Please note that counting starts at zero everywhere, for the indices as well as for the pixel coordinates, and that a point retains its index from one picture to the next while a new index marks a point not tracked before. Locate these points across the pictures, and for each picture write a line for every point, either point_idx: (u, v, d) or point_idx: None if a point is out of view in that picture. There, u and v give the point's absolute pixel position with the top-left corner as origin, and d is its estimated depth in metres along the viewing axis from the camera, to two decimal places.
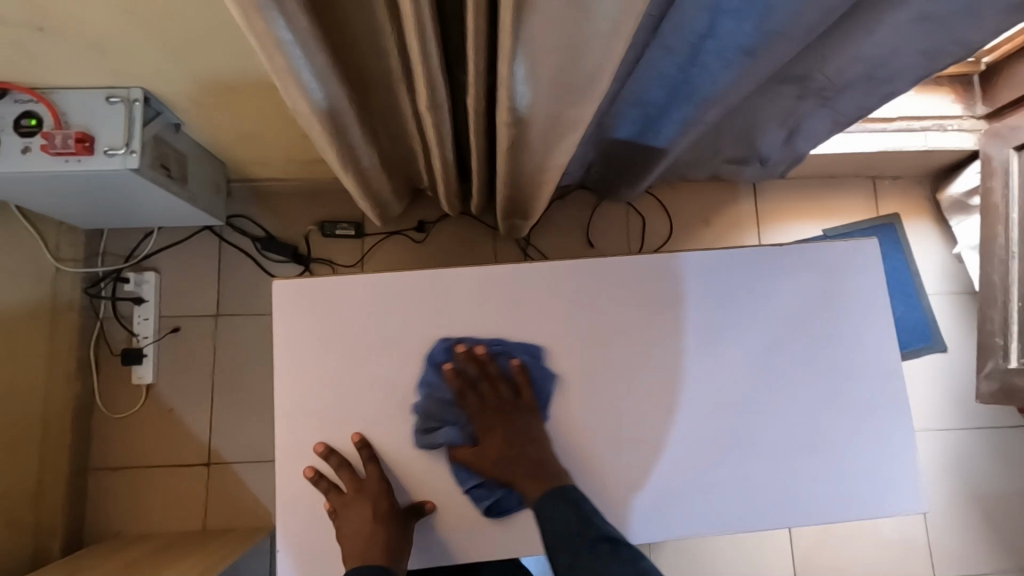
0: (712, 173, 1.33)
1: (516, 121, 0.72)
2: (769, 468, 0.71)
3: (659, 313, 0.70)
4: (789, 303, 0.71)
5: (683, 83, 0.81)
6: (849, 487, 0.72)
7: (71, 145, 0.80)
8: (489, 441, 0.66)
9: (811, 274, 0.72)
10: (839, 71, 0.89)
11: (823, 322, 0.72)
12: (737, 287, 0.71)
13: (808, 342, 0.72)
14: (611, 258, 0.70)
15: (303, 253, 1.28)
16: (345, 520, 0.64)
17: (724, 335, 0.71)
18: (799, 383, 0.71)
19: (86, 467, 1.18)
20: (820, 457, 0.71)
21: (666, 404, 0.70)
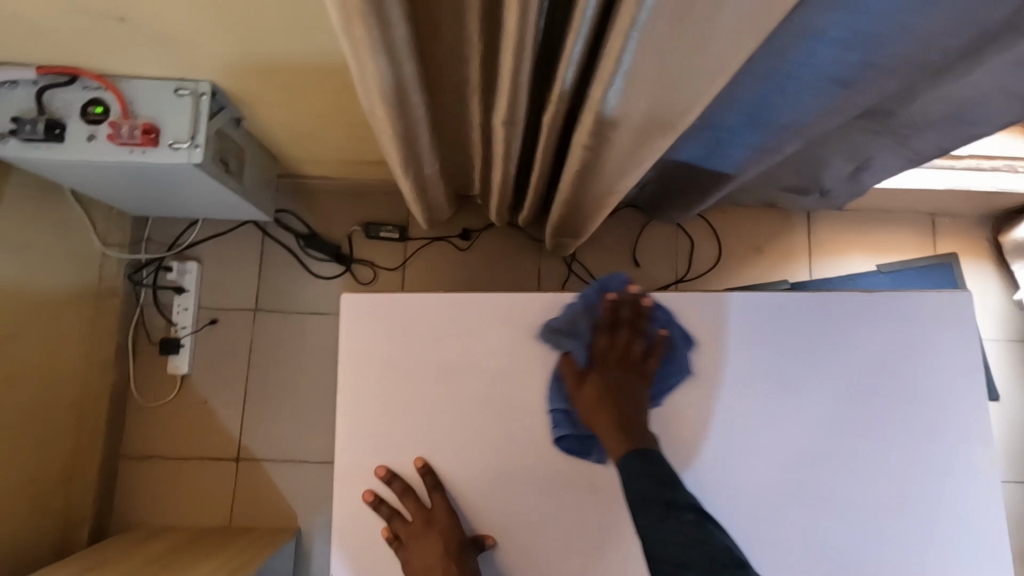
0: (767, 200, 1.29)
1: (594, 142, 0.69)
2: (838, 524, 0.67)
3: (731, 356, 0.68)
4: (868, 355, 0.69)
5: (767, 111, 0.79)
6: (922, 552, 0.67)
7: (137, 137, 0.79)
8: (595, 376, 0.64)
9: (894, 325, 0.69)
10: (924, 110, 0.85)
11: (905, 377, 0.68)
12: (813, 335, 0.69)
13: (888, 397, 0.68)
14: (686, 297, 0.68)
15: (345, 253, 1.27)
16: (410, 551, 0.63)
17: (798, 384, 0.68)
18: (876, 439, 0.68)
19: (117, 454, 1.18)
20: (897, 519, 0.68)
21: (734, 452, 0.67)
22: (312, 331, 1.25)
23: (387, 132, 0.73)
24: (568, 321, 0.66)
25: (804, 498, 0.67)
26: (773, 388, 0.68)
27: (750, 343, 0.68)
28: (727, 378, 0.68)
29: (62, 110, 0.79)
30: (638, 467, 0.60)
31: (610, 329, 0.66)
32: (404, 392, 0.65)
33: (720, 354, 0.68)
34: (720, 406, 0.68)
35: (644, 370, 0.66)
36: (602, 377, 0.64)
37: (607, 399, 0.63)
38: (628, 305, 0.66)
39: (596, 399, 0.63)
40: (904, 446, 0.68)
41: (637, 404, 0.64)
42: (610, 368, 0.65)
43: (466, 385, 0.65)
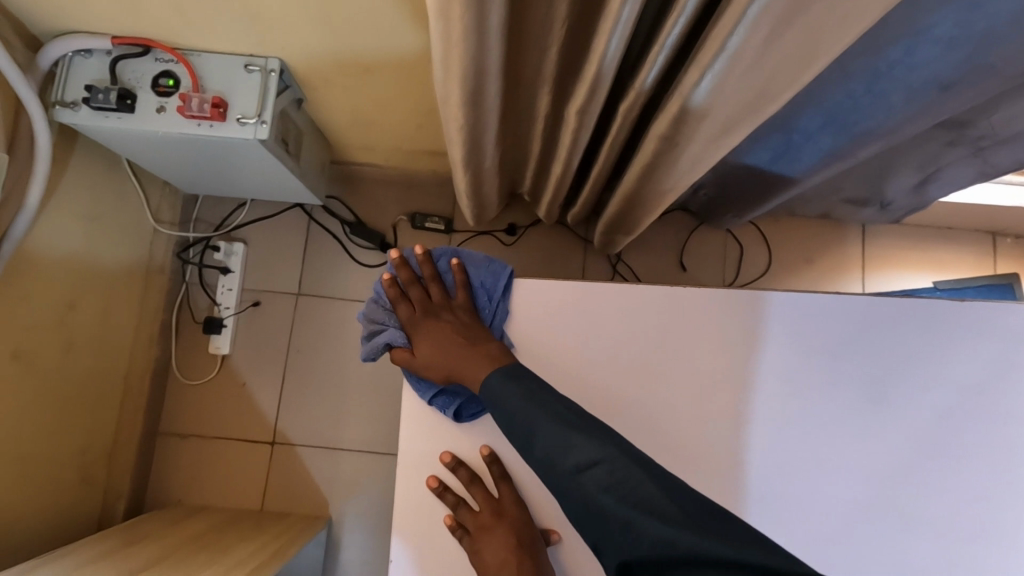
0: (823, 211, 1.26)
1: (673, 134, 0.68)
2: (917, 542, 0.65)
3: (812, 364, 0.66)
4: (960, 372, 0.65)
5: (849, 114, 0.77)
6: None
7: (206, 110, 0.78)
8: (422, 342, 0.65)
9: (992, 341, 0.65)
10: (1009, 121, 0.82)
11: (999, 395, 0.65)
12: (900, 346, 0.66)
13: (982, 416, 0.65)
14: (762, 298, 0.67)
15: (390, 242, 1.26)
16: (474, 545, 0.61)
17: (883, 397, 0.66)
18: (968, 460, 0.65)
19: (155, 431, 1.18)
20: (986, 544, 0.64)
21: (814, 463, 0.65)
22: (355, 318, 1.24)
23: (458, 118, 0.72)
24: (374, 318, 0.68)
25: (888, 515, 0.65)
26: (856, 400, 0.66)
27: (829, 349, 0.66)
28: (807, 386, 0.66)
29: (134, 81, 0.79)
30: (497, 382, 0.59)
31: (417, 286, 0.68)
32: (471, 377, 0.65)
33: (800, 360, 0.66)
34: (799, 415, 0.66)
35: (452, 308, 0.67)
36: (430, 330, 0.65)
37: (447, 343, 0.64)
38: (403, 266, 0.68)
39: (438, 348, 0.64)
40: (993, 467, 0.65)
41: (475, 331, 0.65)
42: (440, 315, 0.66)
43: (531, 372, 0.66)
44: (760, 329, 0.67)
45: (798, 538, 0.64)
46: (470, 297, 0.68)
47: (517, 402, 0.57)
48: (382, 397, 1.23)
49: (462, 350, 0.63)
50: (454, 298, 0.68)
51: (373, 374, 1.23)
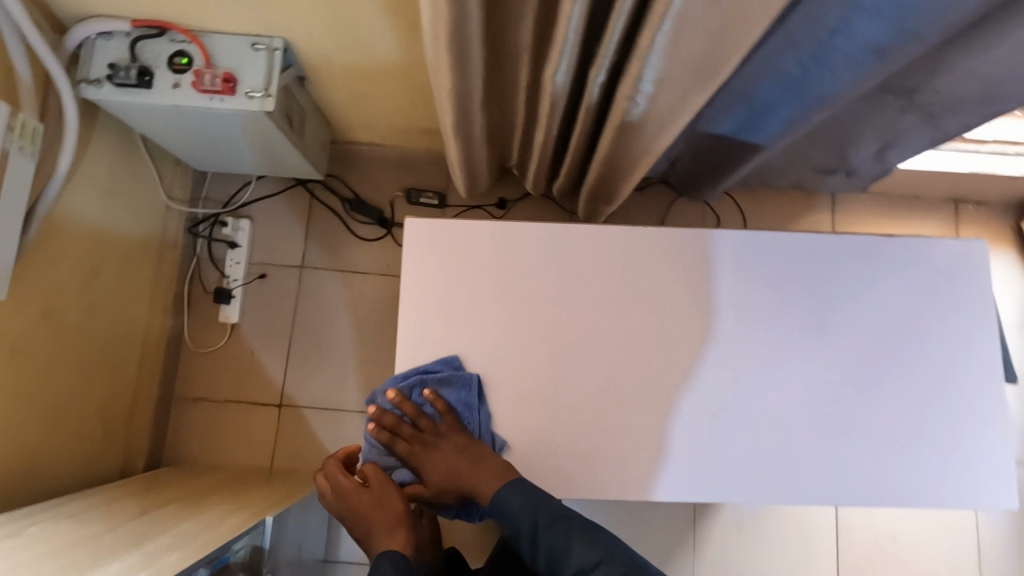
0: (795, 182, 1.34)
1: (637, 95, 0.76)
2: (845, 456, 0.69)
3: (763, 291, 0.70)
4: (894, 298, 0.70)
5: (800, 80, 0.84)
6: (928, 489, 0.69)
7: (218, 84, 0.86)
8: (427, 478, 0.66)
9: (920, 270, 0.70)
10: (951, 86, 0.90)
11: (926, 319, 0.70)
12: (843, 275, 0.70)
13: (912, 337, 0.70)
14: (722, 235, 0.71)
15: (388, 217, 1.34)
16: (354, 511, 0.67)
17: (829, 321, 0.70)
18: (898, 375, 0.70)
19: (170, 395, 1.26)
20: (911, 450, 0.69)
21: (763, 381, 0.70)
22: (356, 288, 1.33)
23: (445, 85, 0.80)
24: (375, 463, 0.70)
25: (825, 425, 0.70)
26: (803, 324, 0.70)
27: (769, 283, 0.70)
28: (760, 313, 0.70)
29: (152, 60, 0.87)
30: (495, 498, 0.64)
31: (399, 427, 0.68)
32: (456, 313, 0.70)
33: (757, 290, 0.70)
34: (752, 339, 0.70)
35: (442, 436, 0.67)
36: (427, 470, 0.67)
37: (449, 481, 0.66)
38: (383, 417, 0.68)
39: (445, 482, 0.66)
40: (916, 387, 0.70)
41: (470, 453, 0.66)
42: (435, 445, 0.67)
43: (506, 307, 0.70)
44: (706, 265, 0.71)
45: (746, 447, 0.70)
46: (456, 419, 0.68)
47: (521, 514, 0.62)
48: (382, 362, 1.31)
49: (466, 476, 0.65)
50: (440, 424, 0.68)
51: (373, 342, 1.32)
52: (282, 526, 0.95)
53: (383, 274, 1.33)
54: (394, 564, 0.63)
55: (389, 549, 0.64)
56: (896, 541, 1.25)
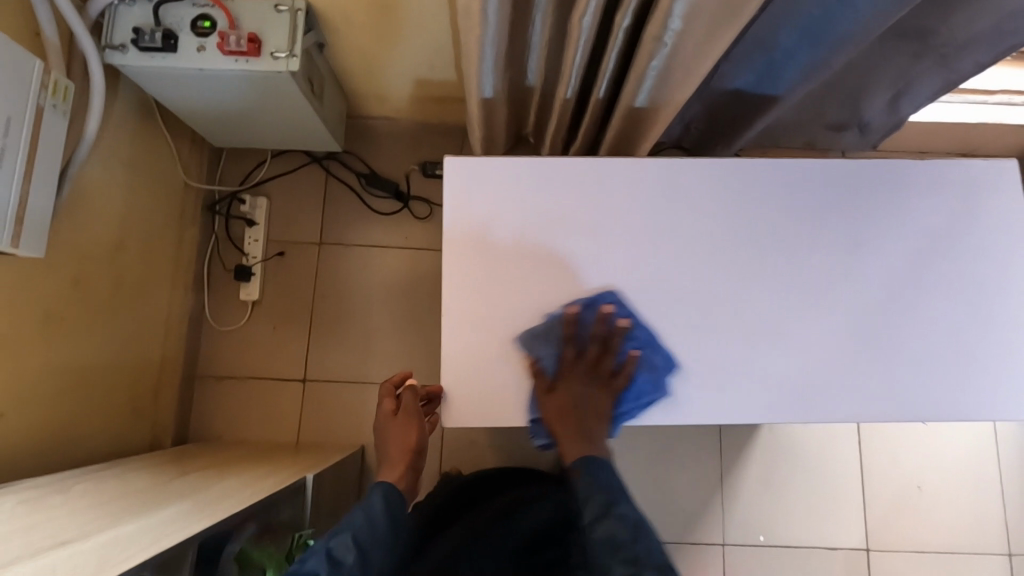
0: (807, 140, 1.35)
1: (665, 34, 0.76)
2: (884, 380, 0.69)
3: (801, 217, 0.70)
4: (929, 218, 0.70)
5: (821, 21, 0.85)
6: (969, 410, 0.69)
7: (243, 45, 0.86)
8: (565, 390, 0.66)
9: (953, 190, 0.70)
10: (966, 22, 0.91)
11: (961, 238, 0.70)
12: (879, 197, 0.70)
13: (948, 256, 0.70)
14: (764, 163, 0.70)
15: (404, 191, 1.34)
16: (380, 431, 0.72)
17: (867, 244, 0.70)
18: (939, 294, 0.70)
19: (193, 373, 1.26)
20: (953, 366, 0.70)
21: (805, 304, 0.69)
22: (375, 263, 1.33)
23: (473, 34, 0.80)
24: (548, 327, 0.67)
25: (868, 344, 0.69)
26: (841, 247, 0.70)
27: (804, 208, 0.70)
28: (802, 238, 0.70)
29: (175, 24, 0.87)
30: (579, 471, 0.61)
31: (601, 344, 0.67)
32: (497, 250, 0.68)
33: (800, 216, 0.70)
34: (796, 264, 0.69)
35: (608, 388, 0.66)
36: (578, 388, 0.66)
37: (570, 408, 0.65)
38: (599, 327, 0.67)
39: (563, 402, 0.65)
40: (952, 308, 0.70)
41: (595, 418, 0.65)
42: (569, 380, 0.66)
43: (546, 244, 0.69)
44: (740, 193, 0.70)
45: (794, 372, 0.69)
46: (619, 390, 0.67)
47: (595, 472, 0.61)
48: (404, 334, 1.31)
49: (581, 424, 0.65)
50: (614, 381, 0.67)
51: (394, 314, 1.32)
52: (320, 487, 0.95)
53: (401, 248, 1.34)
54: (384, 494, 0.65)
55: (383, 479, 0.67)
56: (921, 490, 1.26)
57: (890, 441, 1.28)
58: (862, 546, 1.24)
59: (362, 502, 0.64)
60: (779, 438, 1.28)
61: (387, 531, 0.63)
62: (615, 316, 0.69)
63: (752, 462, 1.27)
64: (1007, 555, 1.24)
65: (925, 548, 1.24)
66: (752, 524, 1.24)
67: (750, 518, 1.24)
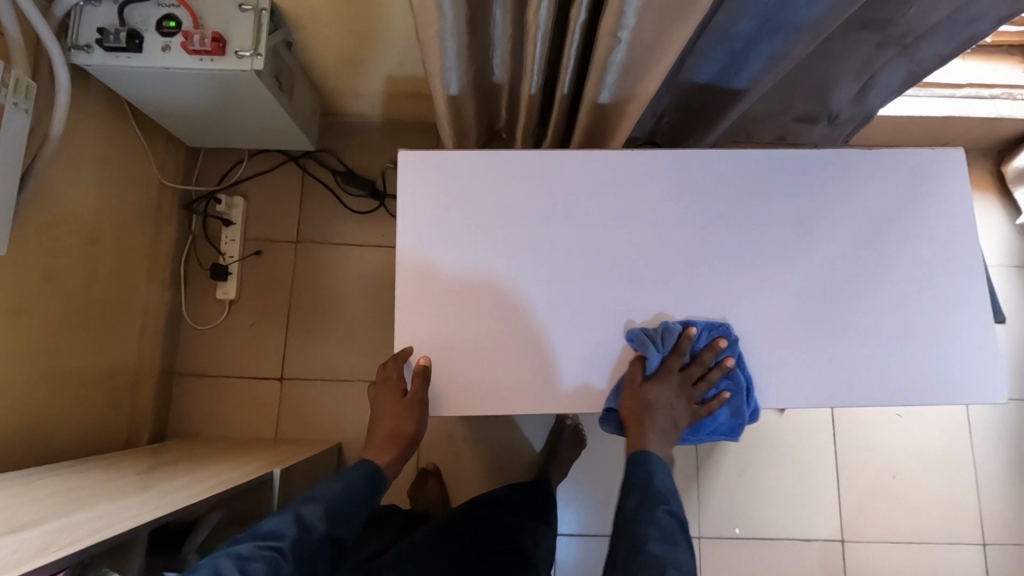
0: (779, 133, 1.36)
1: (619, 29, 0.77)
2: (838, 365, 0.70)
3: (750, 206, 0.71)
4: (878, 203, 0.71)
5: (776, 12, 0.86)
6: (922, 395, 0.70)
7: (207, 44, 0.87)
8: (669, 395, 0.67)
9: (901, 175, 0.71)
10: (924, 13, 0.93)
11: (912, 222, 0.71)
12: (828, 182, 0.71)
13: (900, 241, 0.71)
14: (713, 153, 0.71)
15: (380, 189, 1.35)
16: (378, 408, 0.70)
17: (817, 230, 0.70)
18: (891, 278, 0.71)
19: (172, 371, 1.27)
20: (908, 350, 0.70)
21: (756, 291, 0.70)
22: (352, 260, 1.34)
23: (433, 30, 0.81)
24: (662, 330, 0.67)
25: (822, 329, 0.70)
26: (792, 232, 0.70)
27: (751, 199, 0.71)
28: (754, 224, 0.71)
29: (140, 24, 0.88)
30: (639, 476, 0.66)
31: (696, 365, 0.68)
32: (447, 244, 0.69)
33: (751, 204, 0.71)
34: (746, 251, 0.70)
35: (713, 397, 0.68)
36: (677, 401, 0.67)
37: (653, 411, 0.66)
38: (712, 345, 0.68)
39: (644, 404, 0.66)
40: (901, 294, 0.71)
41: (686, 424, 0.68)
42: (690, 390, 0.68)
43: (495, 237, 0.69)
44: (687, 184, 0.70)
45: (746, 358, 0.70)
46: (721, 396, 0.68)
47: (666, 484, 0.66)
48: (381, 331, 1.32)
49: (656, 425, 0.66)
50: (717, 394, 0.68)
51: (371, 312, 1.33)
52: (293, 483, 0.95)
53: (378, 246, 1.35)
54: (368, 478, 0.70)
55: (371, 459, 0.71)
56: (896, 480, 1.27)
57: (864, 432, 1.29)
58: (837, 537, 1.25)
59: (344, 474, 0.70)
60: (753, 430, 1.29)
61: (360, 504, 0.69)
62: (566, 307, 0.69)
63: (727, 455, 1.28)
64: (981, 543, 1.24)
65: (898, 538, 1.25)
66: (727, 516, 1.25)
67: (724, 510, 1.25)
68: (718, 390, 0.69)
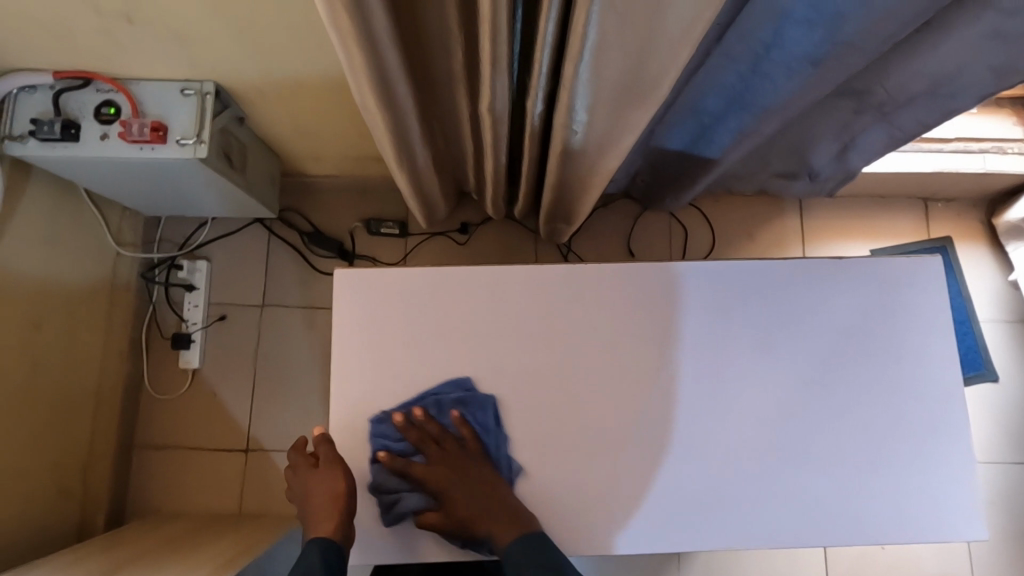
0: (759, 187, 1.32)
1: (572, 121, 0.74)
2: (803, 491, 0.70)
3: (710, 323, 0.72)
4: (846, 318, 0.72)
5: (743, 93, 0.82)
6: (891, 524, 0.70)
7: (147, 134, 0.84)
8: (450, 502, 0.65)
9: (869, 288, 0.72)
10: (902, 86, 0.88)
11: (880, 337, 0.72)
12: (792, 298, 0.72)
13: (867, 358, 0.72)
14: (666, 264, 0.72)
15: (348, 249, 1.31)
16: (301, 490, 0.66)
17: (784, 348, 0.71)
18: (857, 398, 0.71)
19: (132, 445, 1.23)
20: (879, 474, 0.70)
21: (720, 411, 0.71)
22: (320, 325, 1.29)
23: (380, 122, 0.77)
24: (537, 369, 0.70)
25: (787, 453, 0.70)
26: (757, 350, 0.71)
27: (728, 308, 0.72)
28: (715, 341, 0.71)
29: (77, 111, 0.84)
30: (520, 553, 0.61)
31: (431, 440, 0.67)
32: (400, 362, 0.70)
33: (710, 319, 0.72)
34: (706, 368, 0.71)
35: (468, 461, 0.67)
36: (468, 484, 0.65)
37: (483, 494, 0.65)
38: (407, 425, 0.67)
39: (462, 516, 0.64)
40: (881, 404, 0.71)
41: (503, 489, 0.66)
42: (458, 475, 0.65)
43: (448, 352, 0.70)
44: (660, 295, 0.72)
45: (713, 485, 0.70)
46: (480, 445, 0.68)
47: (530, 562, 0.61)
48: None
49: (503, 502, 0.65)
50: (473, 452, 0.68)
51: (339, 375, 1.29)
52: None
53: None
54: (318, 552, 0.60)
55: (319, 535, 0.62)
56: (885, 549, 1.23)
57: None
58: None
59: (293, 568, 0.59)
60: None
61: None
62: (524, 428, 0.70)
63: None
64: None
65: None
66: None
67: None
68: (701, 511, 0.69)
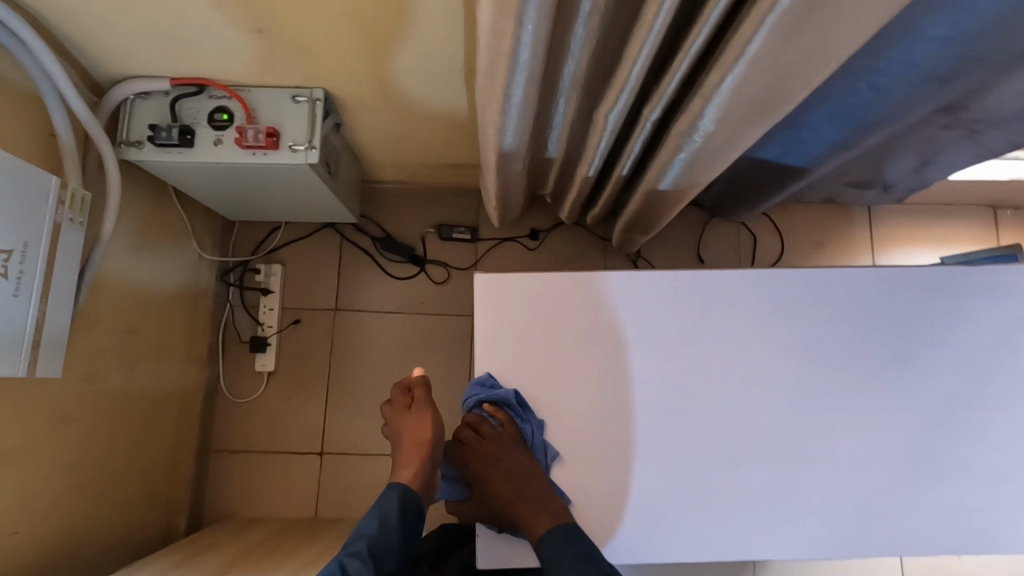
0: (828, 196, 1.32)
1: (694, 132, 0.74)
2: (932, 502, 0.73)
3: (839, 333, 0.74)
4: (973, 334, 0.74)
5: (851, 110, 0.82)
6: (1008, 532, 0.73)
7: (262, 139, 0.85)
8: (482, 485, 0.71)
9: (996, 303, 0.74)
10: (1002, 104, 0.88)
11: (1005, 352, 0.74)
12: (917, 312, 0.75)
13: (993, 372, 0.74)
14: (793, 273, 0.75)
15: (421, 254, 1.32)
16: (395, 430, 0.74)
17: (914, 360, 0.74)
18: (983, 411, 0.74)
19: (209, 449, 1.24)
20: (1002, 486, 0.73)
21: (855, 429, 0.74)
22: (393, 331, 1.30)
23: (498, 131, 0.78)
24: (670, 377, 0.73)
25: (915, 465, 0.73)
26: (887, 362, 0.74)
27: (860, 319, 0.75)
28: (841, 349, 0.74)
29: (191, 118, 0.86)
30: (558, 539, 0.65)
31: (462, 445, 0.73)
32: (537, 367, 0.73)
33: (838, 329, 0.74)
34: (832, 376, 0.74)
35: (502, 448, 0.71)
36: (495, 463, 0.70)
37: (498, 483, 0.69)
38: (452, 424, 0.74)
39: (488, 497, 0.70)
40: (1006, 412, 0.74)
41: (517, 469, 0.70)
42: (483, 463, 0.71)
43: (581, 357, 0.73)
44: (794, 304, 0.75)
45: (847, 493, 0.73)
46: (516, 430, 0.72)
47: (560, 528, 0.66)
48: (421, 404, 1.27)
49: (519, 487, 0.69)
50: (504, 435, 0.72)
51: None
52: None
53: (418, 314, 1.31)
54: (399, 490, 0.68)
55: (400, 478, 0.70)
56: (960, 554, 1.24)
57: None
58: None
59: (377, 502, 0.69)
60: None
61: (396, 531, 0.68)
62: (664, 432, 0.73)
63: None
64: None
65: None
66: None
67: None
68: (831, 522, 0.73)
